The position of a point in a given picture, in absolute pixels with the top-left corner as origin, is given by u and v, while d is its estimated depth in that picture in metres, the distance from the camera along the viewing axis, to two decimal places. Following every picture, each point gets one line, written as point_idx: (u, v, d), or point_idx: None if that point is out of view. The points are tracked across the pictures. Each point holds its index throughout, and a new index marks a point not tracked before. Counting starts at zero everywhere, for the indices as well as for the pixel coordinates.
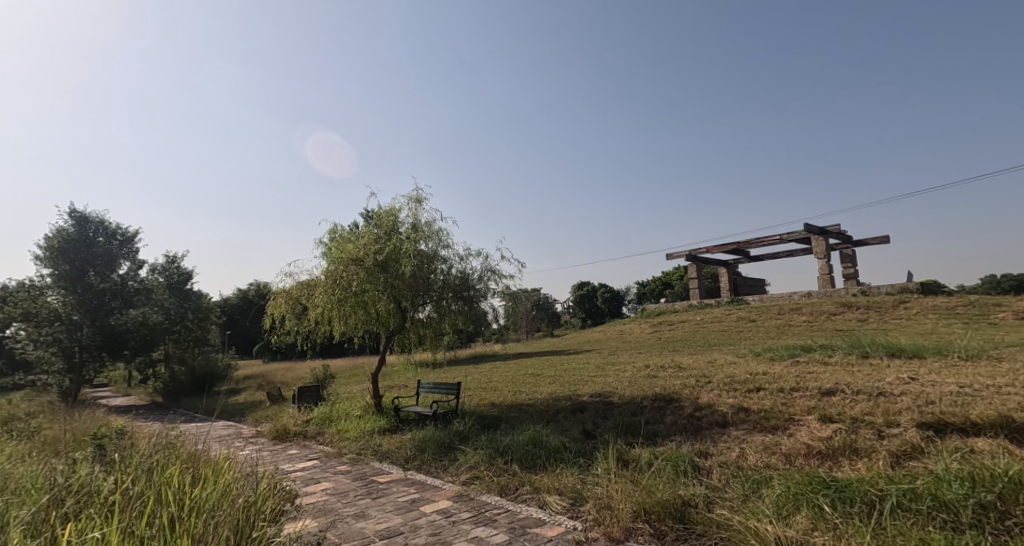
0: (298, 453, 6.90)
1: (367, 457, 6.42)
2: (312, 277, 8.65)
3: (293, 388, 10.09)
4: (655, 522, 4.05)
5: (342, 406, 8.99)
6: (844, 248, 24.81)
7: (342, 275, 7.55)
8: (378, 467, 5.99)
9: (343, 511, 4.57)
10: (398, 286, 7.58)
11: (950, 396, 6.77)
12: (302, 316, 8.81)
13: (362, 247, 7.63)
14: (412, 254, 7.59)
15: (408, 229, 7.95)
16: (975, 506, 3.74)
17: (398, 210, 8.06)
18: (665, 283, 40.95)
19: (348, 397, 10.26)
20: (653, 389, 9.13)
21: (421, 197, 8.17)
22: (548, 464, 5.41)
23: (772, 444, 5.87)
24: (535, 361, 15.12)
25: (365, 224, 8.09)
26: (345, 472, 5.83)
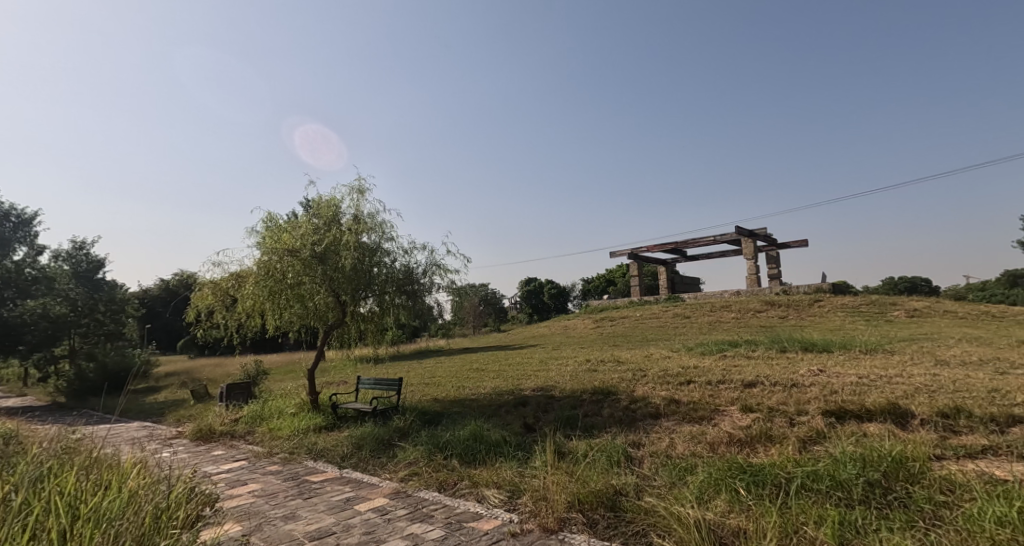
0: (224, 454, 6.64)
1: (301, 456, 6.28)
2: (242, 267, 8.30)
3: (220, 385, 9.63)
4: (587, 511, 4.19)
5: (275, 404, 8.69)
6: (769, 251, 26.52)
7: (276, 267, 7.30)
8: (311, 466, 5.88)
9: (271, 513, 4.47)
10: (337, 279, 7.36)
11: (850, 386, 7.47)
12: (232, 308, 8.40)
13: (300, 238, 7.41)
14: (353, 247, 7.39)
15: (350, 220, 7.77)
16: (864, 484, 4.15)
17: (340, 200, 7.86)
18: (608, 280, 42.10)
19: (281, 394, 9.92)
20: (593, 382, 9.46)
21: (364, 187, 8.00)
22: (487, 458, 5.49)
23: (698, 434, 6.24)
24: (477, 356, 15.20)
25: (304, 213, 7.84)
26: (276, 472, 5.68)
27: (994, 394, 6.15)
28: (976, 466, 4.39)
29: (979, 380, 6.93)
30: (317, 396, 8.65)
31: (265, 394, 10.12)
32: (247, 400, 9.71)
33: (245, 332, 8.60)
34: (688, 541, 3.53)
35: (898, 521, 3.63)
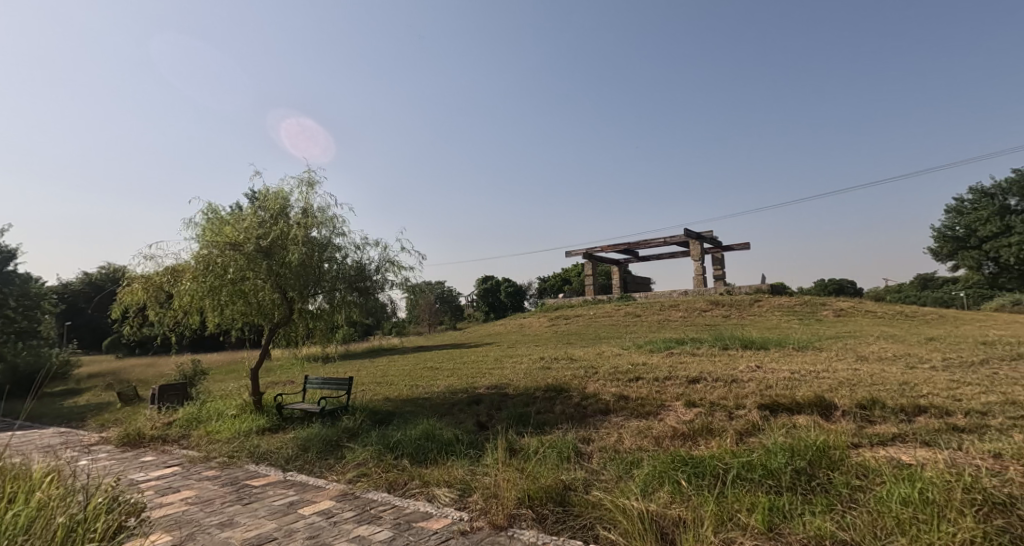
0: (155, 460, 6.36)
1: (242, 460, 6.12)
2: (177, 261, 7.95)
3: (151, 387, 9.20)
4: (537, 507, 4.32)
5: (213, 405, 8.39)
6: (714, 252, 27.69)
7: (217, 261, 7.06)
8: (252, 470, 5.74)
9: (205, 521, 4.34)
10: (284, 275, 7.19)
11: (783, 381, 7.98)
12: (166, 305, 8.04)
13: (243, 231, 7.21)
14: (302, 242, 7.24)
15: (299, 214, 7.61)
16: (792, 472, 4.49)
17: (288, 193, 7.68)
18: (564, 279, 42.73)
19: (222, 395, 9.57)
20: (546, 380, 9.66)
21: (314, 180, 7.84)
22: (439, 457, 5.54)
23: (645, 428, 6.51)
24: (431, 354, 15.13)
25: (248, 205, 7.62)
26: (213, 478, 5.50)
27: (905, 386, 6.73)
28: (887, 453, 4.83)
29: (893, 374, 7.56)
30: (261, 397, 8.43)
31: (203, 395, 9.74)
32: (181, 402, 9.33)
33: (183, 330, 8.26)
34: (632, 532, 3.70)
35: (818, 504, 3.90)
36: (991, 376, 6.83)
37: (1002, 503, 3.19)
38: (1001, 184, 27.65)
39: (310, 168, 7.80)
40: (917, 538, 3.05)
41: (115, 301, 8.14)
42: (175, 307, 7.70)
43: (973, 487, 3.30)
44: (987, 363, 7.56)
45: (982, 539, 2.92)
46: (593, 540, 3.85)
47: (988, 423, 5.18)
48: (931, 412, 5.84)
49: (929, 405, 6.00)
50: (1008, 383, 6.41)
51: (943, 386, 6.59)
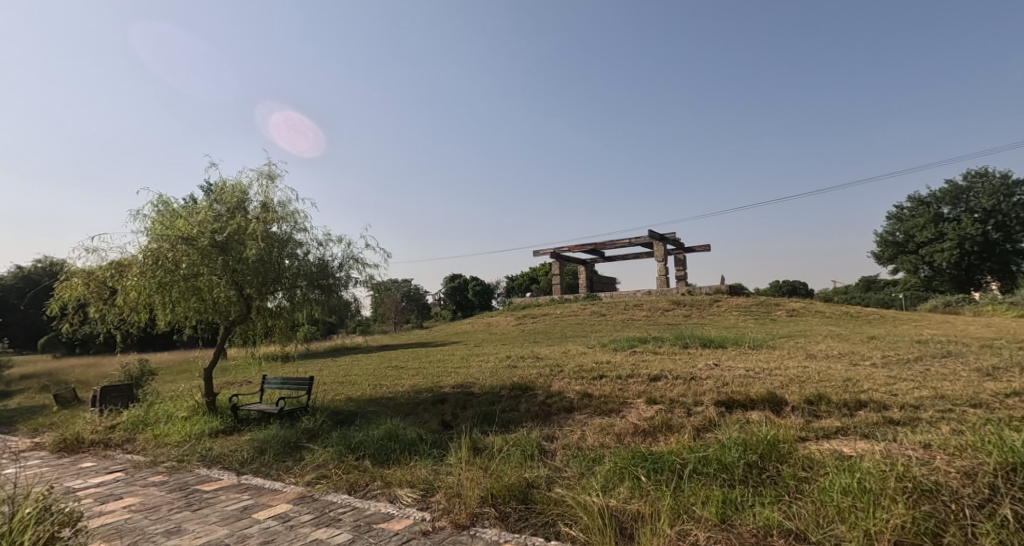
0: (95, 466, 6.08)
1: (192, 464, 5.92)
2: (123, 255, 7.62)
3: (92, 389, 8.78)
4: (499, 505, 4.36)
5: (162, 407, 8.08)
6: (677, 253, 28.37)
7: (168, 255, 6.81)
8: (204, 474, 5.57)
9: (151, 528, 4.19)
10: (241, 271, 7.00)
11: (739, 378, 8.28)
12: (110, 301, 7.69)
13: (197, 225, 6.95)
14: (261, 237, 7.07)
15: (258, 208, 7.44)
16: (744, 465, 4.67)
17: (247, 186, 7.49)
18: (531, 278, 42.96)
19: (171, 397, 9.22)
20: (511, 378, 9.72)
21: (274, 174, 7.67)
22: (401, 457, 5.51)
23: (608, 426, 6.65)
24: (396, 353, 14.98)
25: (203, 198, 7.38)
26: (160, 483, 5.30)
27: (848, 382, 7.10)
28: (831, 446, 5.09)
29: (839, 370, 7.96)
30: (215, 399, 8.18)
31: (152, 396, 9.35)
32: (126, 404, 8.95)
33: (129, 327, 7.92)
34: (592, 528, 3.79)
35: (768, 496, 4.07)
36: (924, 371, 7.29)
37: (929, 490, 3.35)
38: (936, 193, 29.30)
39: (270, 161, 7.62)
40: (857, 525, 3.23)
41: (52, 297, 7.73)
42: (120, 304, 7.38)
43: (904, 476, 3.47)
44: (921, 359, 8.06)
45: (912, 526, 3.11)
46: (555, 537, 3.92)
47: (921, 416, 5.53)
48: (871, 407, 6.18)
49: (869, 400, 6.35)
50: (939, 378, 6.86)
51: (883, 382, 6.99)
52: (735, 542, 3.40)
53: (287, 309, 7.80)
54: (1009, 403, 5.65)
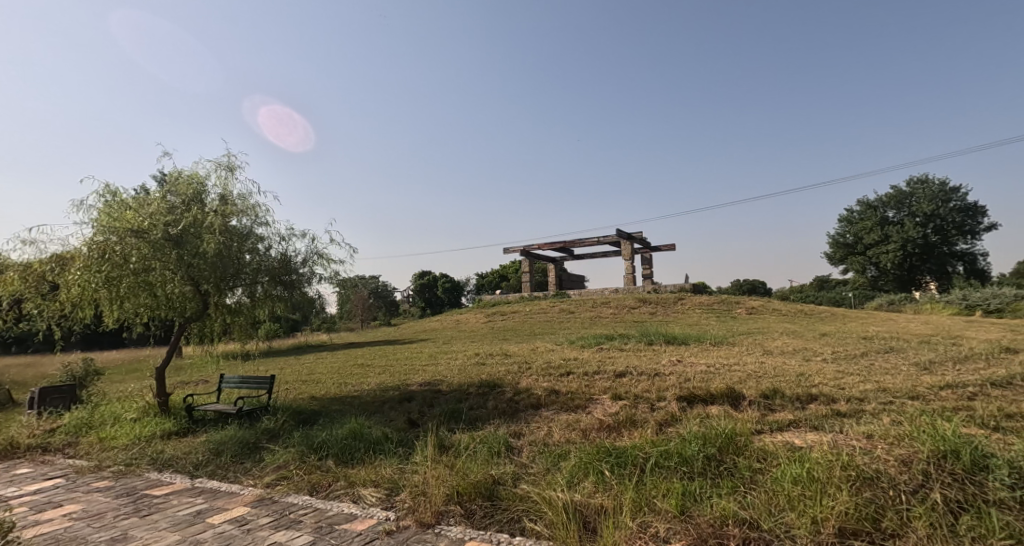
0: (33, 473, 5.79)
1: (142, 467, 5.71)
2: (65, 248, 7.27)
3: (30, 391, 8.36)
4: (465, 503, 4.38)
5: (108, 409, 7.76)
6: (644, 252, 28.90)
7: (115, 248, 6.52)
8: (154, 478, 5.38)
9: (94, 537, 4.03)
10: (197, 266, 6.77)
11: (700, 374, 8.51)
12: (50, 296, 7.33)
13: (149, 217, 6.73)
14: (219, 231, 6.86)
15: (216, 201, 7.24)
16: (704, 458, 4.82)
17: (204, 178, 7.28)
18: (502, 276, 43.04)
19: (119, 398, 8.85)
20: (480, 376, 9.74)
21: (234, 165, 7.48)
22: (366, 456, 5.47)
23: (574, 422, 6.75)
24: (363, 351, 14.79)
25: (156, 188, 7.11)
26: (105, 489, 5.10)
27: (801, 377, 7.41)
28: (784, 438, 5.30)
29: (793, 366, 8.28)
30: (167, 399, 7.91)
31: (97, 397, 8.97)
32: (67, 407, 8.57)
33: (72, 323, 7.58)
34: (556, 523, 3.84)
35: (725, 487, 4.21)
36: (870, 366, 7.67)
37: (870, 477, 3.55)
38: (883, 197, 30.65)
39: (230, 153, 7.43)
40: (806, 512, 3.38)
41: None
42: (62, 299, 7.04)
43: (849, 464, 3.65)
44: (867, 354, 8.49)
45: (855, 512, 3.29)
46: (520, 532, 3.97)
47: (865, 408, 5.82)
48: (821, 400, 6.47)
49: (819, 394, 6.64)
50: (882, 372, 7.23)
51: (832, 376, 7.32)
52: (692, 531, 3.48)
53: (248, 306, 7.62)
54: (943, 395, 6.01)
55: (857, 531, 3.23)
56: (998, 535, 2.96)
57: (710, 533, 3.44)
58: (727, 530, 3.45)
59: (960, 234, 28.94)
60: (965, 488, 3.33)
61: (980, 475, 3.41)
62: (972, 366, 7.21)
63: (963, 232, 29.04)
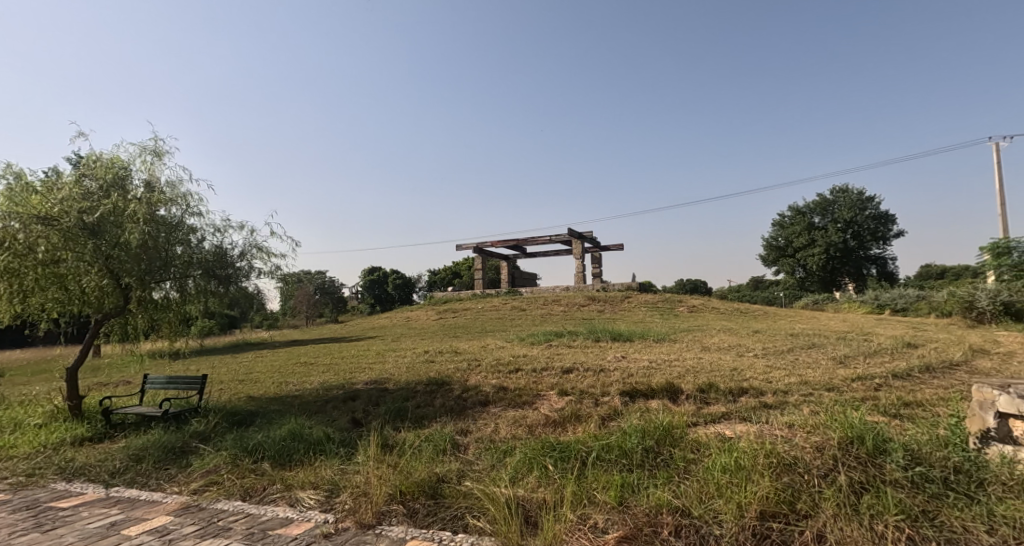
0: None
1: (47, 478, 5.31)
2: None
3: None
4: (408, 501, 4.36)
5: (10, 416, 7.17)
6: (595, 252, 29.47)
7: (20, 235, 6.05)
8: (62, 489, 5.02)
9: None
10: (117, 257, 6.35)
11: (642, 369, 8.78)
12: None
13: (60, 202, 6.23)
14: (145, 221, 6.45)
15: (141, 188, 6.83)
16: (642, 450, 4.99)
17: (127, 163, 6.86)
18: (455, 272, 42.85)
19: (24, 402, 8.18)
20: (428, 373, 9.67)
21: (161, 151, 7.09)
22: (306, 458, 5.34)
23: (521, 418, 6.82)
24: (306, 349, 14.36)
25: (71, 171, 6.61)
26: (2, 503, 4.72)
27: (734, 372, 7.80)
28: (716, 429, 5.57)
29: (728, 361, 8.71)
30: (80, 403, 7.40)
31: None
32: None
33: None
34: (498, 518, 3.89)
35: (660, 477, 4.37)
36: (794, 361, 8.17)
37: (790, 463, 3.79)
38: (810, 204, 32.53)
39: (157, 137, 7.05)
40: (732, 498, 3.57)
41: None
42: None
43: (771, 452, 3.89)
44: (793, 350, 9.03)
45: (775, 496, 3.51)
46: (463, 529, 4.00)
47: (788, 400, 6.21)
48: (750, 393, 6.83)
49: (749, 387, 7.01)
50: (804, 366, 7.72)
51: (761, 370, 7.74)
52: (629, 522, 3.59)
53: (177, 301, 7.24)
54: (855, 386, 6.49)
55: (775, 514, 3.46)
56: (893, 512, 3.24)
57: (645, 522, 3.56)
58: (661, 518, 3.59)
59: (874, 239, 31.29)
60: (868, 470, 3.62)
61: (881, 458, 3.71)
62: (881, 360, 7.82)
63: (877, 238, 31.29)
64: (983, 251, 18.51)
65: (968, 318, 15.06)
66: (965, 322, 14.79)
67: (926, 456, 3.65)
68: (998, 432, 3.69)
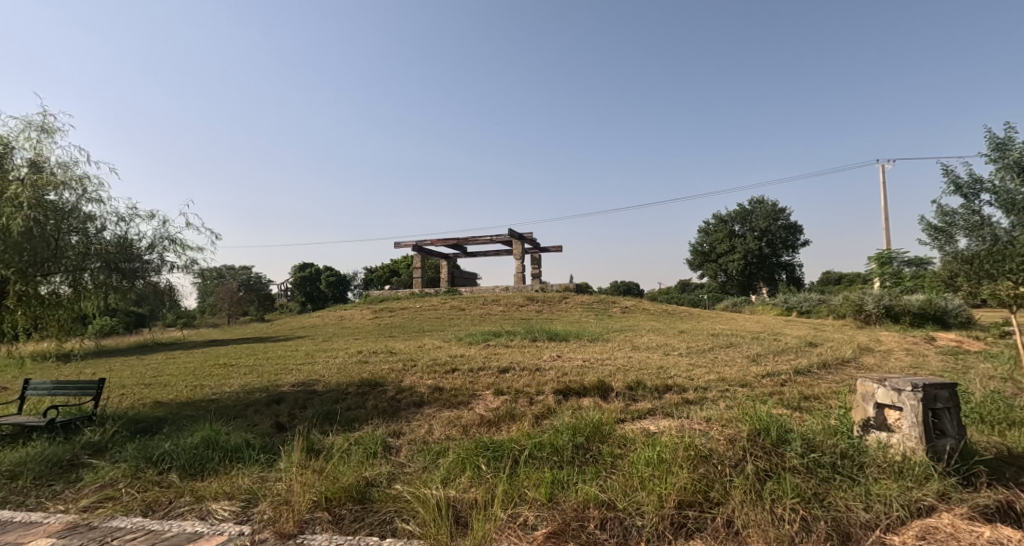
0: None
1: None
2: None
3: None
4: (334, 508, 4.25)
5: None
6: (534, 253, 29.85)
7: None
8: None
9: None
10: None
11: (576, 369, 8.98)
12: None
13: None
14: (32, 205, 5.88)
15: (27, 169, 6.24)
16: (573, 447, 5.11)
17: (8, 139, 6.24)
18: (393, 271, 42.11)
19: None
20: (361, 374, 9.45)
21: (49, 127, 6.51)
22: (221, 466, 5.07)
23: (455, 418, 6.81)
24: (229, 349, 13.59)
25: None
26: None
27: (660, 370, 8.15)
28: (641, 425, 5.80)
29: (655, 359, 9.12)
30: None
31: None
32: None
33: None
34: (428, 520, 3.88)
35: (589, 472, 4.50)
36: (714, 359, 8.66)
37: (705, 455, 4.01)
38: (731, 212, 34.43)
39: (44, 113, 6.45)
40: (653, 490, 3.74)
41: None
42: None
43: (689, 445, 4.09)
44: (713, 349, 9.55)
45: (691, 487, 3.72)
46: (392, 533, 3.95)
47: (707, 396, 6.58)
48: (674, 390, 7.18)
49: (674, 384, 7.37)
50: (722, 364, 8.21)
51: (685, 369, 8.15)
52: (558, 517, 3.68)
53: (70, 297, 6.70)
54: (765, 382, 6.99)
55: (691, 503, 3.66)
56: (790, 496, 3.54)
57: (573, 517, 3.67)
58: (588, 512, 3.70)
59: (785, 248, 33.60)
60: (771, 458, 3.92)
61: (782, 448, 4.02)
62: (787, 358, 8.45)
63: (788, 247, 33.60)
64: (870, 260, 20.36)
65: (857, 320, 16.50)
66: (855, 324, 16.23)
67: (820, 444, 4.00)
68: (877, 421, 4.10)
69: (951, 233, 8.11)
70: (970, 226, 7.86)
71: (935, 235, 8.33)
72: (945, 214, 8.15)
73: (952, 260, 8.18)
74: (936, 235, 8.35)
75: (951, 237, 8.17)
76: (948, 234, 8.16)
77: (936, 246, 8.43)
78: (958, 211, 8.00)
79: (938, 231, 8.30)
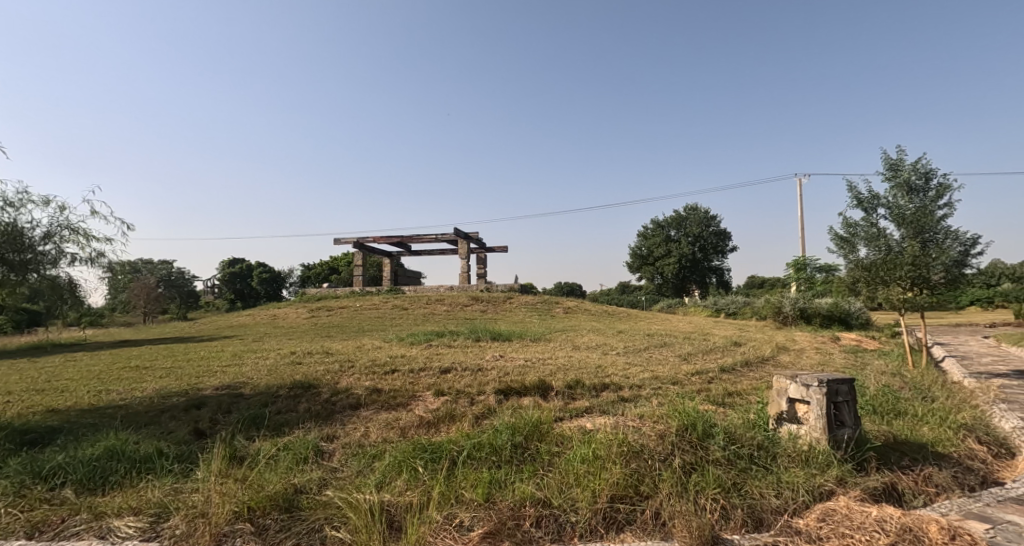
0: None
1: None
2: None
3: None
4: (258, 518, 4.01)
5: None
6: (480, 252, 29.78)
7: None
8: None
9: None
10: None
11: (517, 369, 8.99)
12: None
13: None
14: None
15: None
16: (511, 446, 5.08)
17: None
18: (332, 268, 40.84)
19: None
20: (294, 376, 9.05)
21: None
22: (127, 479, 4.67)
23: (393, 420, 6.64)
24: (146, 351, 12.65)
25: None
26: None
27: (598, 369, 8.27)
28: (578, 423, 5.87)
29: (594, 359, 9.26)
30: None
31: None
32: None
33: None
34: (359, 526, 3.73)
35: (526, 471, 4.48)
36: (648, 358, 8.90)
37: (637, 450, 4.06)
38: (667, 218, 35.70)
39: None
40: (587, 487, 3.76)
41: None
42: None
43: (622, 441, 4.12)
44: (649, 349, 9.82)
45: (623, 482, 3.77)
46: (320, 542, 3.77)
47: (642, 394, 6.75)
48: (611, 389, 7.31)
49: (610, 383, 7.51)
50: (655, 362, 8.47)
51: (621, 367, 8.34)
52: (493, 516, 3.62)
53: None
54: (694, 380, 7.25)
55: (623, 497, 3.72)
56: (713, 487, 3.66)
57: (508, 516, 3.61)
58: (524, 510, 3.67)
59: (716, 253, 35.20)
60: (696, 452, 4.04)
61: (707, 442, 4.14)
62: (714, 357, 8.80)
63: (718, 252, 35.21)
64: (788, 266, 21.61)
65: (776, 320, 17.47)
66: (773, 324, 17.20)
67: (740, 437, 4.15)
68: (788, 414, 4.34)
69: (853, 243, 8.68)
70: (868, 237, 8.44)
71: (840, 244, 8.87)
72: (848, 225, 8.73)
73: (854, 268, 8.70)
74: (841, 245, 8.89)
75: (853, 247, 8.74)
76: (851, 244, 8.71)
77: (841, 255, 8.97)
78: (860, 223, 8.60)
79: (842, 241, 8.84)
